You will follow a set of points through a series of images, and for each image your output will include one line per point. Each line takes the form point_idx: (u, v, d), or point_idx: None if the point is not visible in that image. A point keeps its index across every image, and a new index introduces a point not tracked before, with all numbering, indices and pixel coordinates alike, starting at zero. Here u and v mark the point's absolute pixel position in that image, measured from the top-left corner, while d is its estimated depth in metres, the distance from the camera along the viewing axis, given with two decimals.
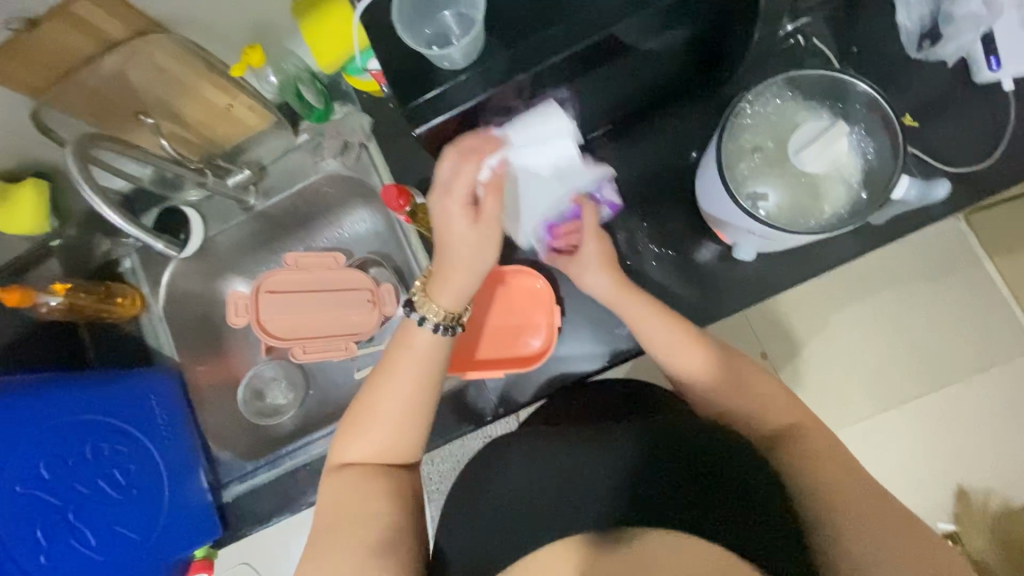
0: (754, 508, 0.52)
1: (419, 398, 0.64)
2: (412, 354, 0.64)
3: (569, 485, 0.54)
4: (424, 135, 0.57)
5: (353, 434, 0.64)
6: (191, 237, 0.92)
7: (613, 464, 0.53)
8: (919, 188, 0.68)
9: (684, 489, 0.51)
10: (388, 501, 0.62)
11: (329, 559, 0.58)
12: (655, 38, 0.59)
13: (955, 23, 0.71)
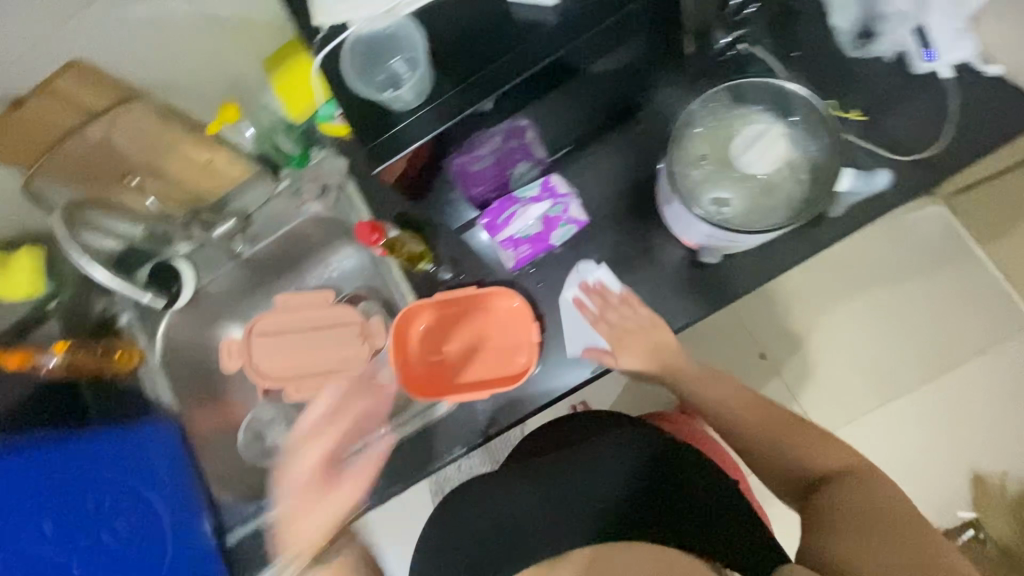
0: (676, 508, 0.68)
1: None
2: None
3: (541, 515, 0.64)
4: (384, 172, 0.60)
5: None
6: (182, 289, 0.94)
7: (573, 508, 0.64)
8: (862, 177, 0.73)
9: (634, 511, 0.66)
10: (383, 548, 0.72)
11: None
12: (596, 63, 0.62)
13: (886, 20, 0.75)
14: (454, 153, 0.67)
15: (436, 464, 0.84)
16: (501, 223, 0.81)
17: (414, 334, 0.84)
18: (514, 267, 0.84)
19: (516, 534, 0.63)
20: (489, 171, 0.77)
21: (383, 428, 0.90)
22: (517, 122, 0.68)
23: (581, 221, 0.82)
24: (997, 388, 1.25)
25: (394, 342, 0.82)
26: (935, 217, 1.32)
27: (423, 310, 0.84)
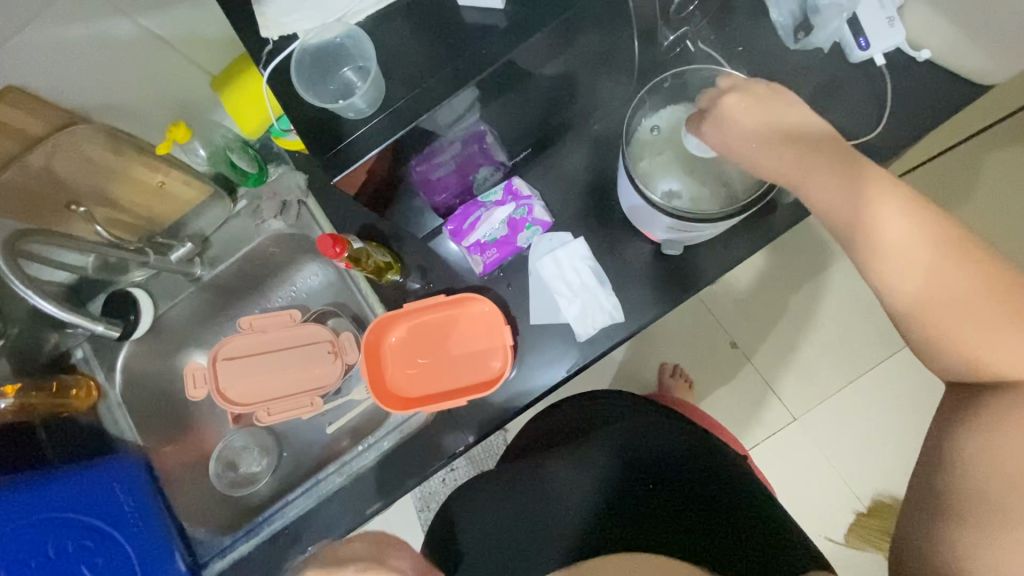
0: (674, 516, 0.75)
1: None
2: None
3: (542, 526, 0.74)
4: (343, 181, 0.60)
5: None
6: (140, 316, 0.92)
7: (569, 523, 0.74)
8: None
9: (628, 523, 0.74)
10: None
11: None
12: (549, 64, 0.63)
13: (820, 14, 0.76)
14: (417, 160, 0.68)
15: (417, 477, 0.83)
16: (466, 230, 0.82)
17: (385, 347, 0.83)
18: (482, 273, 0.83)
19: (503, 553, 0.73)
20: (452, 174, 0.78)
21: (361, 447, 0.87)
22: (479, 126, 0.69)
23: (546, 222, 0.83)
24: None
25: (367, 358, 0.81)
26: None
27: (393, 322, 0.83)
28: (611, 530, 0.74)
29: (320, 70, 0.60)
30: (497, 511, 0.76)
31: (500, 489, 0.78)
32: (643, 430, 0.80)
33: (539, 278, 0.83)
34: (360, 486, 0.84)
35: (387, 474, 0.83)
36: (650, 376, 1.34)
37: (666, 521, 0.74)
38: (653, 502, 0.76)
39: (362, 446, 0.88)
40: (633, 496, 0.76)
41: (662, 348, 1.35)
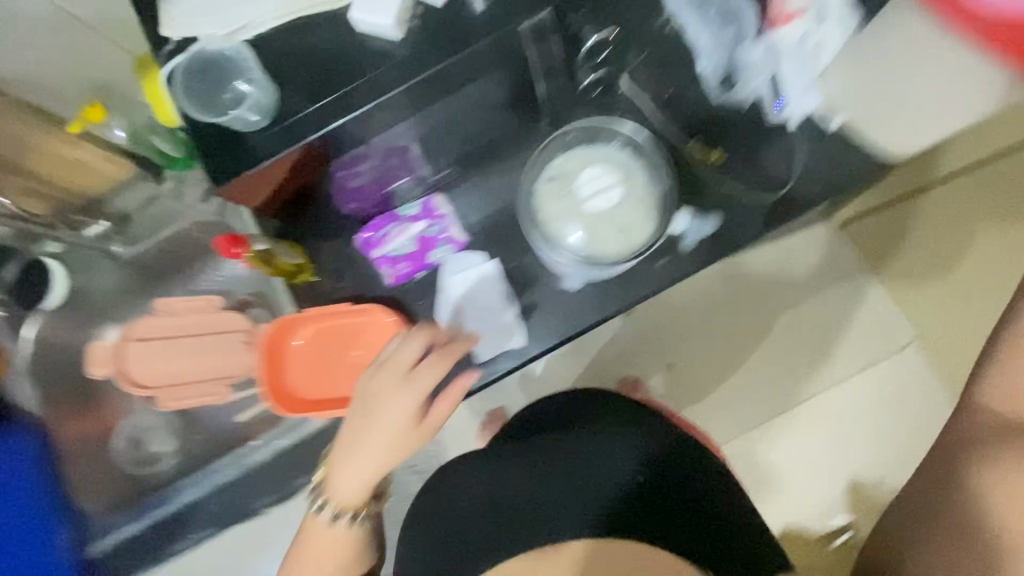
0: (675, 494, 0.72)
1: (381, 469, 0.75)
2: (380, 420, 0.74)
3: (598, 480, 0.72)
4: (229, 190, 0.61)
5: (345, 464, 0.75)
6: (53, 287, 0.91)
7: (623, 471, 0.72)
8: (691, 225, 0.82)
9: (626, 524, 0.69)
10: (409, 441, 0.75)
11: (378, 451, 0.74)
12: (455, 93, 0.65)
13: (743, 70, 0.79)
14: (333, 167, 0.70)
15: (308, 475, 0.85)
16: (379, 239, 0.83)
17: (287, 350, 0.84)
18: (392, 284, 0.85)
19: (540, 510, 0.70)
20: (367, 185, 0.79)
21: (256, 442, 0.90)
22: (399, 142, 0.71)
23: (461, 241, 0.84)
24: None
25: (265, 357, 0.83)
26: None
27: (298, 325, 0.84)
28: (661, 528, 0.69)
29: (211, 85, 0.60)
30: (491, 486, 0.74)
31: (528, 462, 0.75)
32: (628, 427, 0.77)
33: (446, 295, 0.84)
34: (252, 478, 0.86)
35: (275, 471, 0.88)
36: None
37: (673, 510, 0.71)
38: (654, 496, 0.71)
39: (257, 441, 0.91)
40: (636, 483, 0.72)
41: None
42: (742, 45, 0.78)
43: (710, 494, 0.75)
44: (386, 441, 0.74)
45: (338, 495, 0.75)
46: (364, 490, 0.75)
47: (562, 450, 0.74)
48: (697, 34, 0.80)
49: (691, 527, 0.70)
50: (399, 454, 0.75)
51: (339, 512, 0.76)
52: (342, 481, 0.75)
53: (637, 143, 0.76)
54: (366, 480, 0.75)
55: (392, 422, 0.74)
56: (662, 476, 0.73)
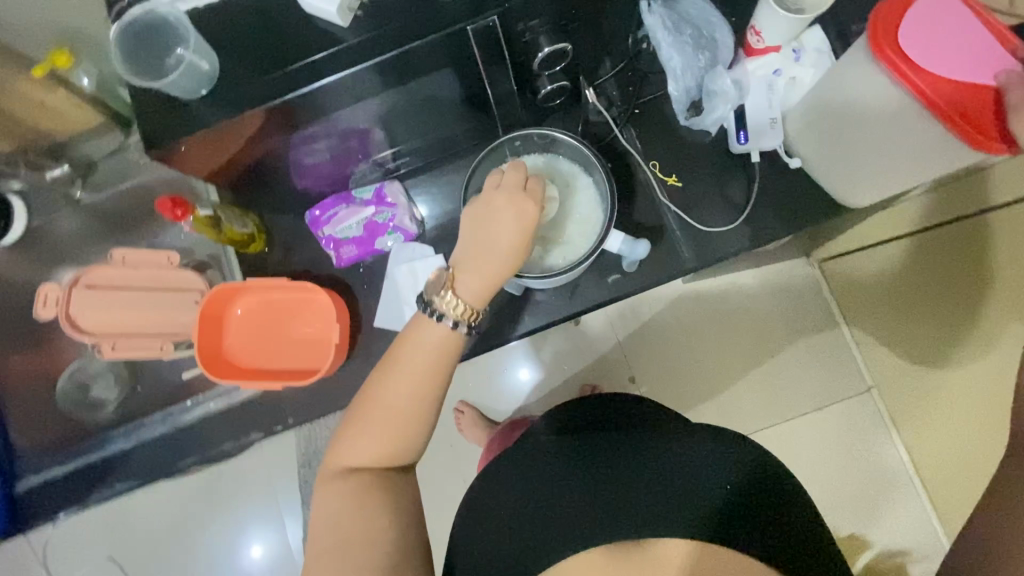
0: (751, 509, 0.61)
1: (422, 406, 0.59)
2: (407, 364, 0.59)
3: (673, 495, 0.61)
4: (160, 157, 0.63)
5: (355, 433, 0.59)
6: (11, 224, 0.93)
7: (701, 485, 0.62)
8: (626, 244, 0.78)
9: (725, 522, 0.60)
10: (439, 363, 0.60)
11: (395, 425, 0.59)
12: (405, 84, 0.65)
13: (710, 97, 0.78)
14: (289, 140, 0.70)
15: (233, 441, 0.86)
16: (325, 219, 0.83)
17: (228, 317, 0.84)
18: (339, 265, 0.86)
19: (620, 520, 0.60)
20: (323, 164, 0.79)
21: (188, 403, 0.89)
22: (359, 125, 0.72)
23: (410, 232, 0.85)
24: (822, 445, 1.35)
25: (202, 321, 0.81)
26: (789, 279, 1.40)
27: (240, 294, 0.84)
28: (733, 531, 0.59)
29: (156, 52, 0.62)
30: (539, 475, 0.66)
31: (622, 446, 0.66)
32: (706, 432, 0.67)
33: (388, 283, 0.85)
34: (179, 437, 0.87)
35: (206, 432, 0.86)
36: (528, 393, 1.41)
37: (753, 524, 0.60)
38: (729, 491, 0.62)
39: (190, 402, 0.90)
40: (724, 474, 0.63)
41: (548, 370, 1.41)
42: (711, 74, 0.78)
43: (789, 524, 0.62)
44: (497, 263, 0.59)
45: (350, 442, 0.59)
46: (395, 431, 0.59)
47: (646, 443, 0.66)
48: (670, 54, 0.77)
49: (773, 537, 0.60)
50: (434, 399, 0.60)
51: (452, 318, 0.59)
52: (359, 432, 0.59)
53: (585, 159, 0.76)
54: (385, 410, 0.58)
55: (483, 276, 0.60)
56: (747, 496, 0.62)
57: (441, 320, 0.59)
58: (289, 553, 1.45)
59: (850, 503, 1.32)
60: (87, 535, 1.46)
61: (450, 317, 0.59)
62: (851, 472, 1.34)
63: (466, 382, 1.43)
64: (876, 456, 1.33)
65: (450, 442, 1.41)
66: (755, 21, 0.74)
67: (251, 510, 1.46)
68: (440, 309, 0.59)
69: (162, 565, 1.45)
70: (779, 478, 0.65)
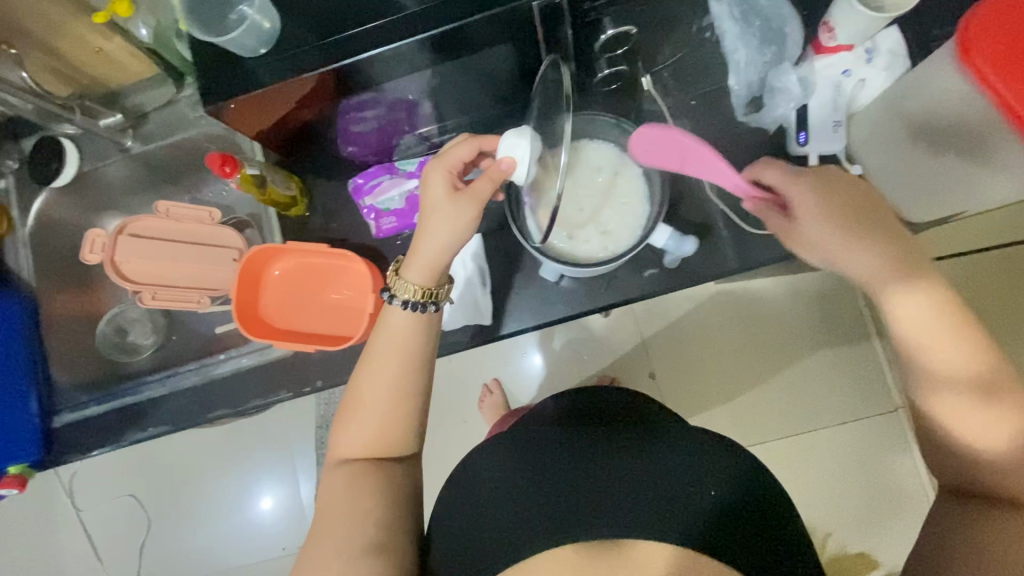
0: (686, 501, 0.62)
1: (404, 387, 0.69)
2: (387, 344, 0.69)
3: (616, 489, 0.63)
4: (215, 111, 0.64)
5: (350, 423, 0.69)
6: (63, 167, 0.96)
7: (638, 479, 0.63)
8: (674, 240, 0.76)
9: (657, 511, 0.61)
10: (412, 343, 0.69)
11: (382, 404, 0.68)
12: (469, 56, 0.65)
13: (773, 94, 0.76)
14: (341, 107, 0.70)
15: (261, 397, 0.88)
16: (368, 189, 0.84)
17: (265, 278, 0.86)
18: (377, 236, 0.86)
19: (563, 515, 0.62)
20: (370, 133, 0.79)
21: (222, 356, 0.90)
22: (406, 96, 0.71)
23: None
24: (840, 460, 1.33)
25: (241, 280, 0.83)
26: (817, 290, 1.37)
27: (279, 255, 0.86)
28: (667, 521, 0.61)
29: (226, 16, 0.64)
30: (528, 468, 0.67)
31: (572, 446, 0.68)
32: (652, 434, 0.68)
33: None
34: (215, 387, 0.89)
35: (238, 387, 0.89)
36: (546, 380, 1.42)
37: (689, 517, 0.61)
38: (662, 484, 0.63)
39: (224, 355, 0.91)
40: (663, 471, 0.64)
41: (564, 358, 1.42)
42: (778, 70, 0.75)
43: (773, 534, 0.63)
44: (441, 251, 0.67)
45: (344, 428, 0.69)
46: (380, 412, 0.68)
47: (637, 447, 0.67)
48: (735, 47, 0.74)
49: (752, 549, 0.61)
50: (412, 375, 0.69)
51: (409, 300, 0.69)
52: (352, 422, 0.69)
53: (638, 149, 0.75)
54: (369, 387, 0.68)
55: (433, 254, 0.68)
56: (734, 507, 0.62)
57: (400, 302, 0.69)
58: (301, 510, 1.49)
59: (862, 522, 1.30)
60: (112, 472, 1.52)
61: (403, 300, 0.69)
62: (867, 490, 1.31)
63: (482, 361, 1.44)
64: (895, 477, 1.30)
65: (464, 419, 1.43)
66: (829, 17, 0.71)
67: (267, 465, 1.51)
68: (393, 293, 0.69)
69: (179, 508, 1.51)
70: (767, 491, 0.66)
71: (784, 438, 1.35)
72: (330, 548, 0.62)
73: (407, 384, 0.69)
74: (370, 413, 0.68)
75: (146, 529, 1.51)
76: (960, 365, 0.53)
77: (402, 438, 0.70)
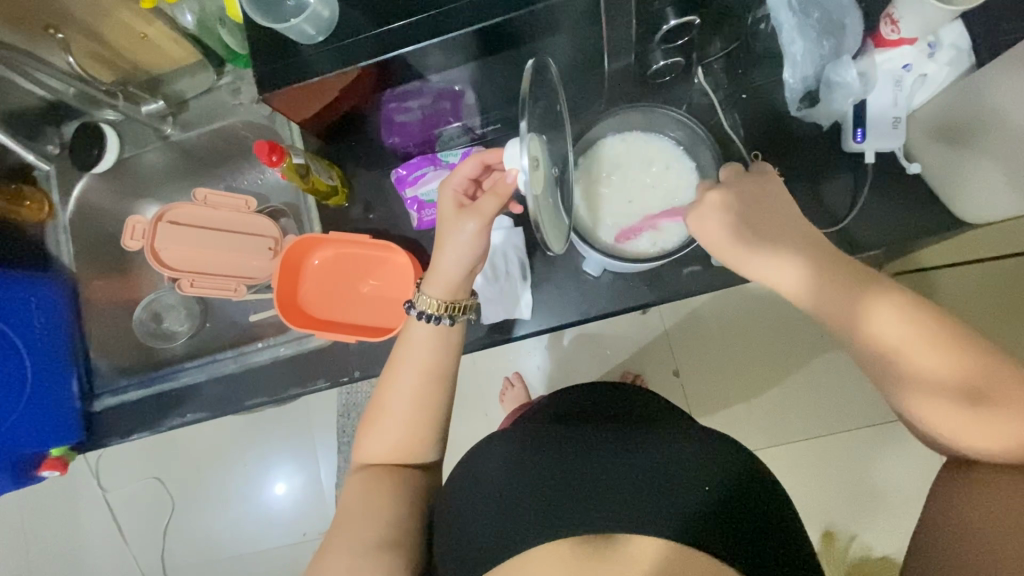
0: (684, 492, 0.53)
1: (426, 398, 0.69)
2: (409, 352, 0.70)
3: (604, 480, 0.54)
4: (273, 99, 0.63)
5: (371, 431, 0.70)
6: (104, 153, 0.95)
7: (631, 469, 0.55)
8: None
9: (651, 505, 0.52)
10: (436, 353, 0.71)
11: (404, 413, 0.69)
12: (528, 45, 0.63)
13: (829, 89, 0.73)
14: (389, 96, 0.69)
15: (297, 387, 0.88)
16: (412, 180, 0.83)
17: (304, 267, 0.87)
18: (417, 228, 0.86)
19: (545, 511, 0.53)
20: (414, 124, 0.78)
21: (258, 345, 0.90)
22: (451, 85, 0.69)
23: None
24: (866, 462, 1.31)
25: (282, 270, 0.84)
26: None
27: (319, 246, 0.86)
28: (662, 514, 0.52)
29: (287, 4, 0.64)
30: (504, 460, 0.60)
31: (559, 435, 0.60)
32: (645, 426, 0.60)
33: None
34: (252, 376, 0.89)
35: (276, 376, 0.89)
36: (551, 378, 1.40)
37: (688, 511, 0.52)
38: (659, 478, 0.54)
39: (261, 344, 0.91)
40: (658, 459, 0.56)
41: (574, 356, 1.40)
42: (836, 63, 0.71)
43: (779, 534, 0.54)
44: (456, 265, 0.69)
45: (365, 438, 0.70)
46: (402, 424, 0.69)
47: (618, 435, 0.59)
48: (791, 38, 0.70)
49: (756, 549, 0.52)
50: (435, 386, 0.70)
51: (428, 312, 0.70)
52: (373, 431, 0.70)
53: (692, 145, 0.73)
54: (391, 400, 0.70)
55: (451, 266, 0.69)
56: (733, 500, 0.54)
57: (419, 313, 0.71)
58: (322, 498, 1.50)
59: (886, 526, 1.28)
60: (138, 454, 1.54)
61: (424, 314, 0.70)
62: (896, 494, 1.29)
63: (492, 357, 1.43)
64: (924, 480, 1.28)
65: (486, 411, 1.42)
66: (893, 8, 0.68)
67: (288, 452, 1.52)
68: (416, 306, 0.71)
69: (202, 492, 1.53)
70: (771, 490, 0.57)
71: (810, 439, 1.34)
72: (367, 545, 0.61)
73: (429, 394, 0.69)
74: (392, 422, 0.69)
75: (170, 510, 1.53)
76: (938, 364, 0.49)
77: (422, 447, 0.71)
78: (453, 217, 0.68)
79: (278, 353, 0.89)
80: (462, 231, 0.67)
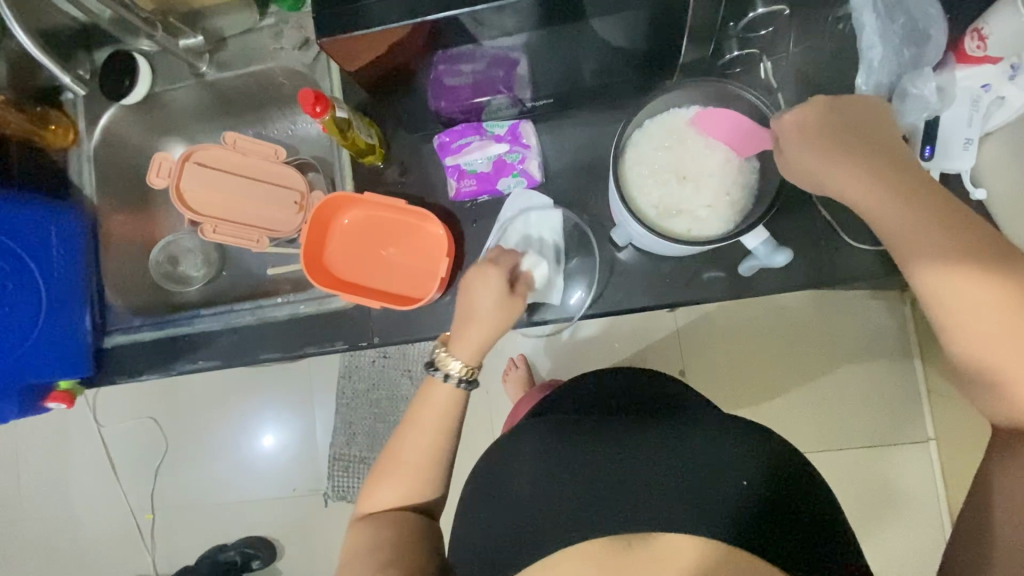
0: (717, 488, 0.51)
1: (439, 446, 0.70)
2: (426, 405, 0.71)
3: (632, 478, 0.53)
4: (328, 44, 0.59)
5: (381, 481, 0.70)
6: (135, 85, 0.92)
7: (660, 465, 0.53)
8: (765, 247, 0.70)
9: (682, 503, 0.51)
10: (453, 403, 0.71)
11: (415, 462, 0.70)
12: (601, 19, 0.60)
13: (904, 102, 0.67)
14: (442, 57, 0.65)
15: (312, 347, 0.86)
16: (455, 148, 0.82)
17: (334, 224, 0.85)
18: (453, 198, 0.83)
19: (573, 507, 0.53)
20: (463, 88, 0.74)
21: (277, 301, 0.89)
22: (508, 52, 0.65)
23: (532, 178, 0.82)
24: (863, 482, 1.31)
25: (311, 226, 0.83)
26: (847, 306, 1.34)
27: (350, 204, 0.84)
28: (694, 513, 0.50)
29: None
30: (525, 451, 0.58)
31: (585, 427, 0.59)
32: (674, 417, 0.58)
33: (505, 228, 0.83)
34: (269, 331, 0.87)
35: (293, 332, 0.86)
36: (556, 364, 1.38)
37: (722, 507, 0.51)
38: (688, 476, 0.52)
39: (280, 300, 0.90)
40: (688, 453, 0.53)
41: (584, 344, 1.39)
42: (915, 74, 0.66)
43: (820, 529, 0.52)
44: (491, 334, 0.72)
45: (373, 488, 0.70)
46: (414, 475, 0.70)
47: (649, 428, 0.57)
48: (873, 42, 0.65)
49: (797, 545, 0.50)
50: (448, 439, 0.71)
51: (452, 373, 0.70)
52: (381, 480, 0.70)
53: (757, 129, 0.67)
54: (404, 450, 0.70)
55: (488, 334, 0.71)
56: (773, 495, 0.52)
57: (443, 374, 0.70)
58: (314, 457, 1.50)
59: (873, 543, 1.29)
60: (138, 391, 1.54)
61: (449, 375, 0.70)
62: (889, 517, 1.29)
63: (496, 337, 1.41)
64: (919, 506, 1.28)
65: (488, 389, 1.42)
66: (983, 22, 0.65)
67: (287, 407, 1.52)
68: (438, 367, 0.71)
69: (198, 436, 1.53)
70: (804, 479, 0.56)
71: (811, 454, 1.33)
72: None
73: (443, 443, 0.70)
74: (401, 471, 0.69)
75: (164, 450, 1.53)
76: None
77: (430, 493, 0.71)
78: (496, 291, 0.71)
79: (293, 317, 0.87)
80: (505, 310, 0.71)
